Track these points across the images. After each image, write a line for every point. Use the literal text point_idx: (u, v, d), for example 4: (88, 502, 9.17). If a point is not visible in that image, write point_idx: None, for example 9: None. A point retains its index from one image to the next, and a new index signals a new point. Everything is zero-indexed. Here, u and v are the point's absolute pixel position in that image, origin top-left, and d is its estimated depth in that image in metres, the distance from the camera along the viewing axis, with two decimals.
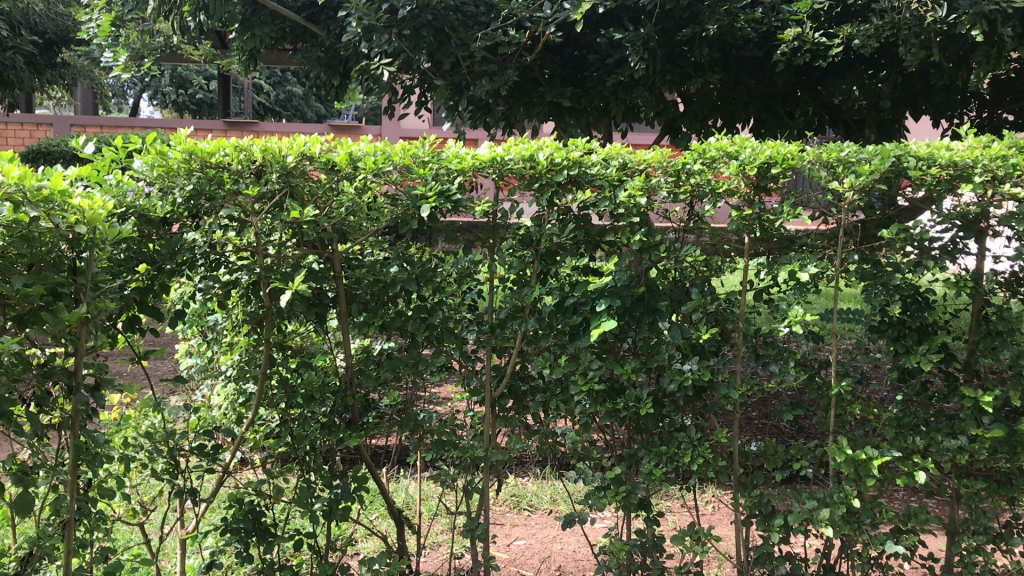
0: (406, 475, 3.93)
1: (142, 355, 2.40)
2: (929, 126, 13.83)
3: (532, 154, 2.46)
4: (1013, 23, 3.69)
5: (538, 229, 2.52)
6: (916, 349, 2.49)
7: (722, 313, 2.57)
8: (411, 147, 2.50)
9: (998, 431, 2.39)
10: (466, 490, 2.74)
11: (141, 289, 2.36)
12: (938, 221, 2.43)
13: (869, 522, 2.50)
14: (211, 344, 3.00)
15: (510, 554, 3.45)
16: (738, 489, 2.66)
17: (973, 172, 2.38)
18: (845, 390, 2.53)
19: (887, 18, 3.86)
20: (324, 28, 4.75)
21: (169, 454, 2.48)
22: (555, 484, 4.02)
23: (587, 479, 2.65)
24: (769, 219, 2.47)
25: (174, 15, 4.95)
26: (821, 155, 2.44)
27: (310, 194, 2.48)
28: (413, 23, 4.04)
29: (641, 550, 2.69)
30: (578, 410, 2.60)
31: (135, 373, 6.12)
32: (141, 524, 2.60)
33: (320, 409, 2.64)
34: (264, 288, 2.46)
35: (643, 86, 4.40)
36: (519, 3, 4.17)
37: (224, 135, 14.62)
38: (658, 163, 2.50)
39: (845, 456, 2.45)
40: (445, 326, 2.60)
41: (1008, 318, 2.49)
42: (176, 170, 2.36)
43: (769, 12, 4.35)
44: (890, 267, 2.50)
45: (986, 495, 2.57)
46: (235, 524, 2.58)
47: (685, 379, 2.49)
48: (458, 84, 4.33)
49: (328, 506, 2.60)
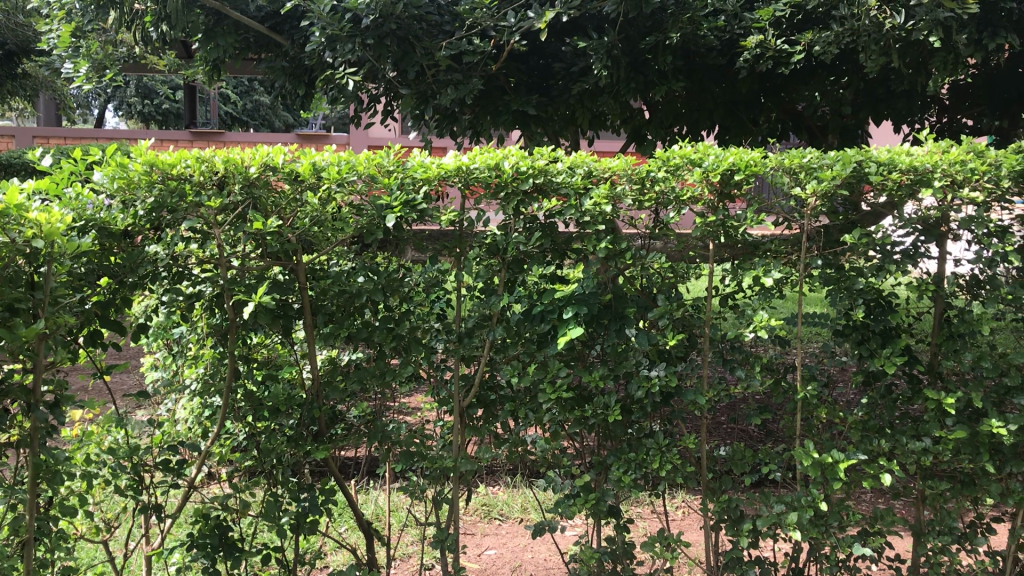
0: (375, 487, 3.91)
1: (104, 369, 2.39)
2: (891, 131, 14.08)
3: (498, 163, 2.47)
4: (970, 29, 3.74)
5: (504, 237, 2.52)
6: (880, 352, 2.51)
7: (688, 319, 2.58)
8: (376, 157, 2.50)
9: (962, 433, 2.42)
10: (436, 500, 2.72)
11: (102, 303, 2.32)
12: (900, 225, 2.45)
13: (838, 525, 2.51)
14: (174, 359, 2.96)
15: (481, 564, 3.45)
16: (707, 493, 2.67)
17: (933, 177, 2.42)
18: (811, 394, 2.56)
19: (847, 25, 3.90)
20: (288, 38, 4.71)
21: (132, 471, 2.44)
22: (526, 492, 4.01)
23: (557, 487, 2.64)
24: (733, 225, 2.49)
25: (133, 26, 4.88)
26: (783, 162, 2.48)
27: (274, 205, 2.46)
28: (376, 32, 3.99)
29: (611, 557, 2.68)
30: (548, 417, 2.60)
31: (98, 388, 6.05)
32: (105, 542, 2.55)
33: (287, 422, 2.64)
34: (227, 301, 2.42)
35: (609, 94, 4.41)
36: (484, 12, 4.16)
37: (189, 145, 14.49)
38: (624, 171, 2.52)
39: (811, 459, 2.48)
40: (413, 336, 2.57)
41: (969, 320, 2.51)
42: (138, 182, 2.33)
43: (730, 19, 4.35)
44: (852, 272, 2.52)
45: (950, 495, 2.60)
46: (202, 539, 2.55)
47: (653, 385, 2.49)
48: (424, 93, 4.32)
49: (297, 519, 2.59)
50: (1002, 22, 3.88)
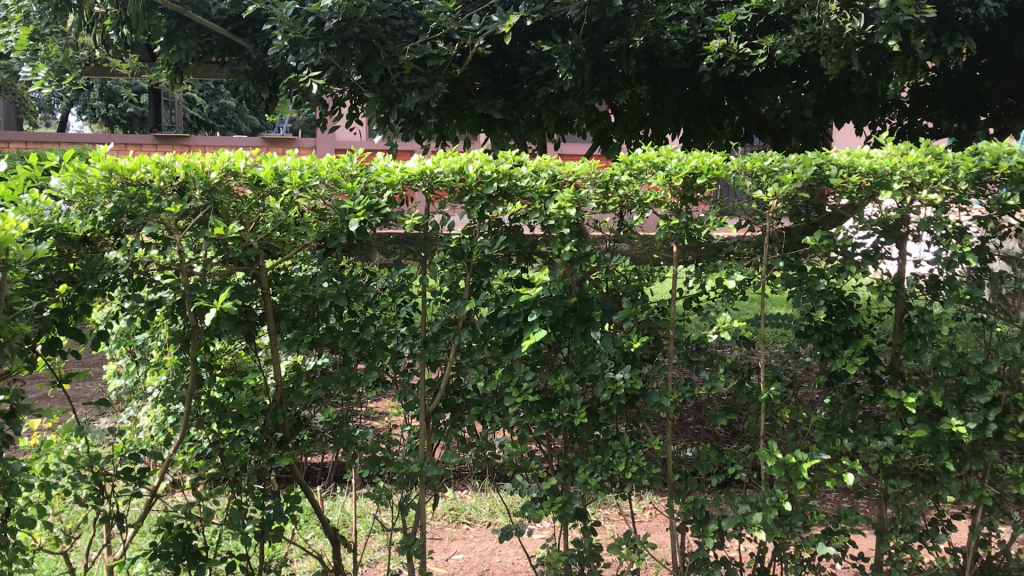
0: (342, 492, 3.89)
1: (64, 378, 2.39)
2: (852, 132, 14.27)
3: (462, 167, 2.46)
4: (927, 33, 3.79)
5: (469, 240, 2.53)
6: (842, 353, 2.54)
7: (653, 320, 2.59)
8: (339, 161, 2.48)
9: (923, 432, 2.45)
10: (403, 505, 2.71)
11: (61, 310, 2.31)
12: (860, 227, 2.47)
13: (801, 524, 2.53)
14: (137, 365, 2.89)
15: (449, 568, 3.44)
16: (673, 495, 2.69)
17: (892, 179, 2.44)
18: (774, 395, 2.58)
19: (808, 30, 3.95)
20: (251, 41, 4.67)
21: (92, 480, 2.41)
22: (494, 495, 3.99)
23: (524, 490, 2.65)
24: (696, 228, 2.50)
25: (92, 29, 4.82)
26: (745, 164, 2.51)
27: (236, 210, 2.43)
28: (340, 36, 3.98)
29: (578, 559, 2.69)
30: (515, 421, 2.60)
31: (59, 397, 5.94)
32: (65, 553, 2.52)
33: (252, 429, 2.61)
34: (189, 308, 2.41)
35: (574, 98, 4.42)
36: (448, 15, 4.15)
37: (153, 149, 14.32)
38: (588, 174, 2.52)
39: (775, 460, 2.50)
40: (378, 341, 2.57)
41: (929, 320, 2.53)
42: (96, 188, 2.27)
43: (694, 23, 4.40)
44: (814, 273, 2.54)
45: (911, 493, 2.63)
46: (165, 548, 2.52)
47: (618, 388, 2.50)
48: (388, 96, 4.30)
49: (261, 527, 2.57)
50: (958, 26, 3.94)
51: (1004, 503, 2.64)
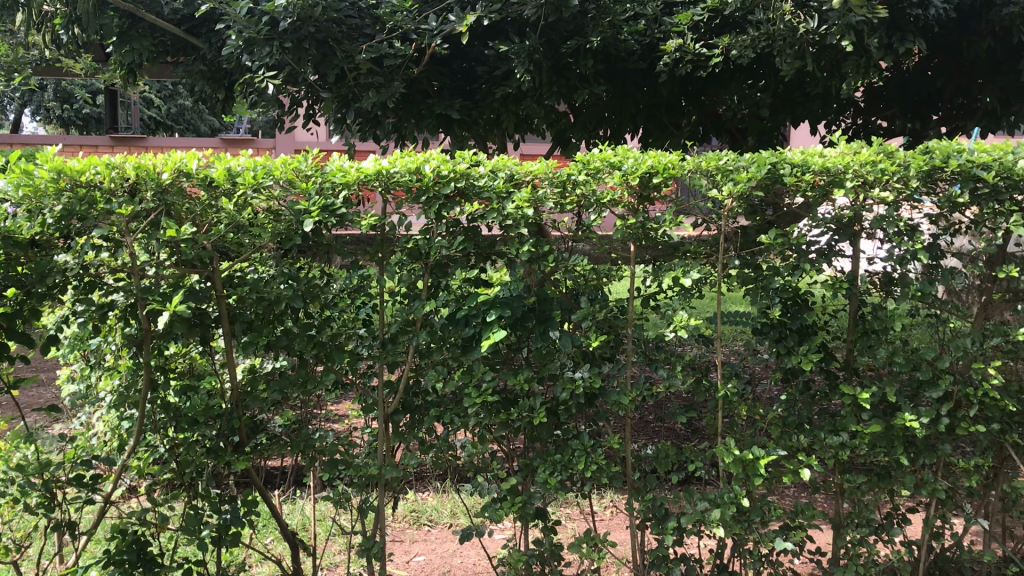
0: (301, 496, 3.85)
1: (13, 384, 2.35)
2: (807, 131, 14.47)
3: (419, 167, 2.46)
4: (879, 34, 3.84)
5: (427, 241, 2.51)
6: (797, 349, 2.56)
7: (612, 319, 2.60)
8: (293, 161, 2.47)
9: (877, 427, 2.48)
10: (362, 508, 2.69)
11: (9, 315, 2.29)
12: (814, 225, 2.51)
13: (759, 520, 2.55)
14: (90, 370, 2.85)
15: (411, 571, 3.43)
16: (633, 493, 2.70)
17: (845, 177, 2.46)
18: (731, 392, 2.60)
19: (762, 30, 3.99)
20: (205, 41, 4.61)
21: (42, 487, 2.36)
22: (455, 496, 3.98)
23: (484, 491, 2.64)
24: (653, 227, 2.51)
25: (42, 28, 4.73)
26: (700, 163, 2.53)
27: (189, 212, 2.41)
28: (295, 36, 3.94)
29: (539, 559, 2.69)
30: (474, 422, 2.59)
31: (10, 404, 5.83)
32: (15, 562, 2.47)
33: (208, 432, 2.56)
34: (142, 310, 2.38)
35: (532, 98, 4.42)
36: (404, 15, 4.14)
37: (109, 151, 14.11)
38: (545, 174, 2.51)
39: (733, 456, 2.52)
40: (335, 342, 2.55)
41: (881, 317, 2.57)
42: (44, 190, 2.23)
43: (650, 23, 4.43)
44: (769, 271, 2.56)
45: (867, 488, 2.66)
46: (119, 555, 2.47)
47: (577, 387, 2.50)
48: (345, 96, 4.27)
49: (218, 532, 2.53)
50: (910, 26, 4.00)
51: (956, 495, 2.68)
